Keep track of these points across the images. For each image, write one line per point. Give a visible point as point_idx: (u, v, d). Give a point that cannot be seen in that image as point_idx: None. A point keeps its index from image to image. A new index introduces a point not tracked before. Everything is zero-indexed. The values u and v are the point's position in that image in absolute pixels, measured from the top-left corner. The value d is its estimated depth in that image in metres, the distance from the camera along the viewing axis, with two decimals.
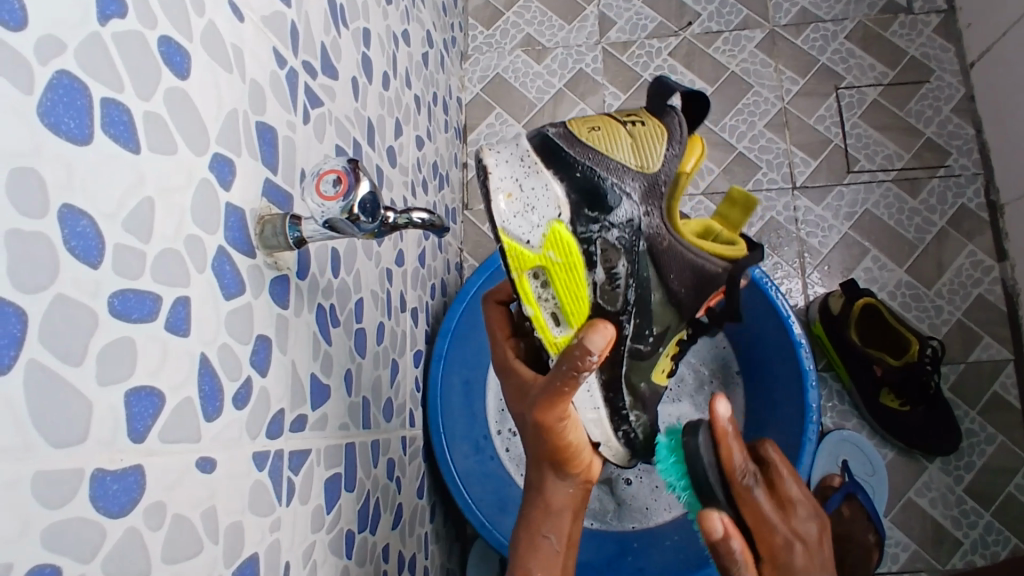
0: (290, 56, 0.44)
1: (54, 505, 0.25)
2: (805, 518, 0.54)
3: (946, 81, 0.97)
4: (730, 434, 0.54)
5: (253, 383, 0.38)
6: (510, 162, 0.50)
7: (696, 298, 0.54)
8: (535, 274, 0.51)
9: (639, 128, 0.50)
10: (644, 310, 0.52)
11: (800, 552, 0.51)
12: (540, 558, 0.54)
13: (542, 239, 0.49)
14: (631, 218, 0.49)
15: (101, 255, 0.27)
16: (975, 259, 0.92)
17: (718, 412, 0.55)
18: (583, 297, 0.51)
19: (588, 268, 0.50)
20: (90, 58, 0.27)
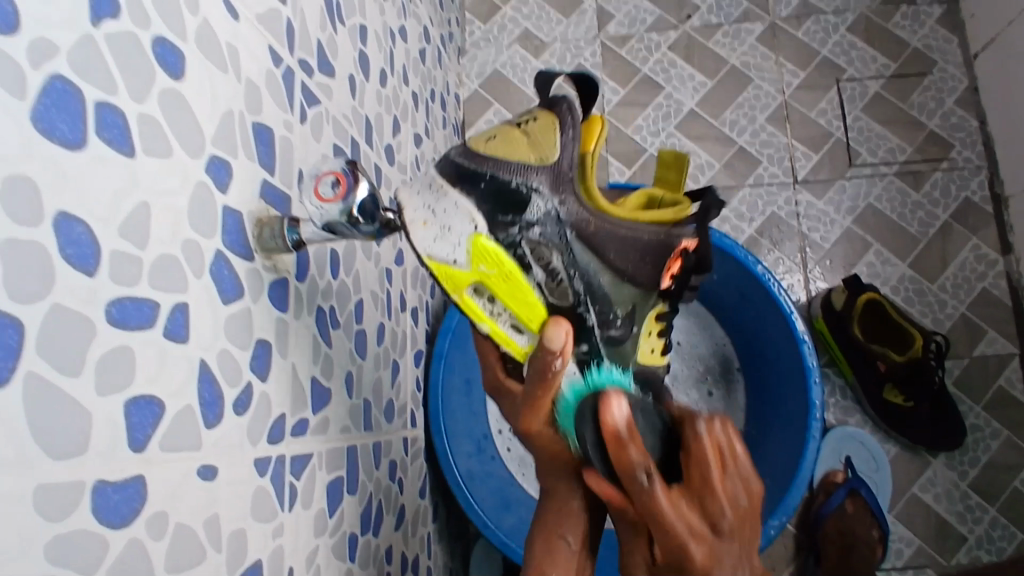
0: (285, 54, 0.43)
1: (55, 519, 0.24)
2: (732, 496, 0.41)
3: (948, 73, 0.96)
4: (624, 439, 0.41)
5: (254, 389, 0.37)
6: (421, 192, 0.49)
7: (651, 267, 0.54)
8: (475, 291, 0.50)
9: (533, 125, 0.51)
10: (597, 296, 0.53)
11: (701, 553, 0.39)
12: (560, 562, 0.48)
13: (468, 256, 0.49)
14: (548, 212, 0.50)
15: (97, 263, 0.27)
16: (979, 253, 0.91)
17: (610, 412, 0.42)
18: (531, 300, 0.50)
19: (524, 271, 0.50)
20: (82, 59, 0.27)
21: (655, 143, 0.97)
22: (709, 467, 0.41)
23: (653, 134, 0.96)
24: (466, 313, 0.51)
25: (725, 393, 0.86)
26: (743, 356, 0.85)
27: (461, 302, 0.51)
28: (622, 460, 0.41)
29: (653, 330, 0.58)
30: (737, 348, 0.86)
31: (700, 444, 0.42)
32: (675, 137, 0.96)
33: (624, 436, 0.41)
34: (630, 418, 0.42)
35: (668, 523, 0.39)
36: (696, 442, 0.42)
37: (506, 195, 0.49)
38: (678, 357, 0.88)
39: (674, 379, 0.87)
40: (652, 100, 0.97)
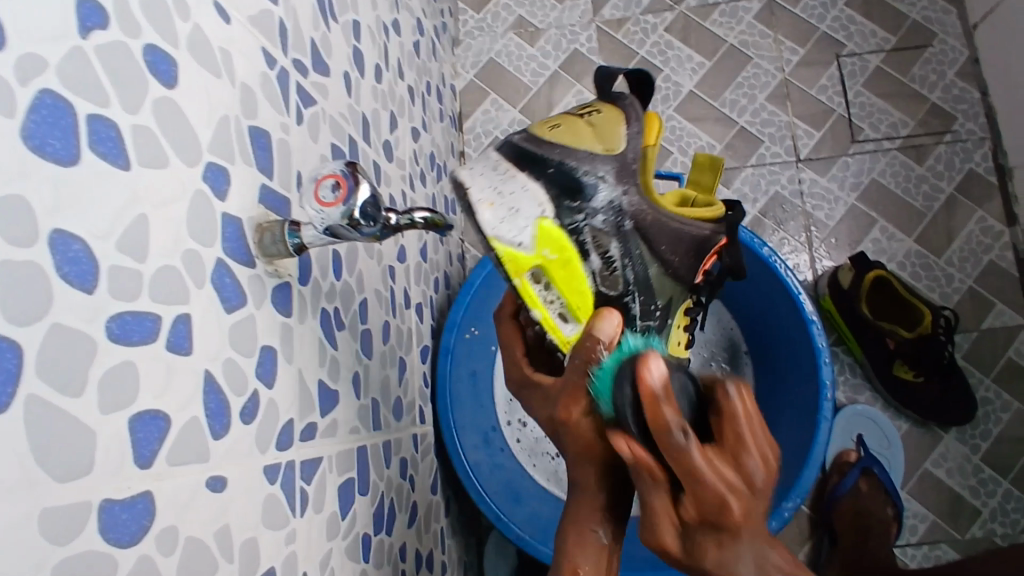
0: (279, 55, 0.42)
1: (63, 541, 0.24)
2: (757, 465, 0.38)
3: (948, 44, 0.95)
4: (658, 398, 0.38)
5: (260, 396, 0.37)
6: (486, 175, 0.51)
7: (694, 263, 0.55)
8: (533, 276, 0.51)
9: (597, 118, 0.53)
10: (646, 287, 0.53)
11: (736, 506, 0.36)
12: (592, 558, 0.44)
13: (533, 239, 0.50)
14: (611, 200, 0.51)
15: (96, 280, 0.26)
16: (984, 225, 0.90)
17: (648, 370, 0.39)
18: (584, 288, 0.52)
19: (582, 259, 0.51)
20: (71, 72, 0.26)
21: None
22: (744, 422, 0.38)
23: None
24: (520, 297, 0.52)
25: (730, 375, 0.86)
26: (751, 340, 0.85)
27: (518, 285, 0.51)
28: (656, 417, 0.38)
29: (681, 326, 0.60)
30: (744, 330, 0.85)
31: (731, 406, 0.39)
32: (675, 120, 0.95)
33: (659, 394, 0.38)
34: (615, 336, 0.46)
35: (703, 480, 0.36)
36: (728, 399, 0.39)
37: (575, 180, 0.50)
38: None
39: None
40: None
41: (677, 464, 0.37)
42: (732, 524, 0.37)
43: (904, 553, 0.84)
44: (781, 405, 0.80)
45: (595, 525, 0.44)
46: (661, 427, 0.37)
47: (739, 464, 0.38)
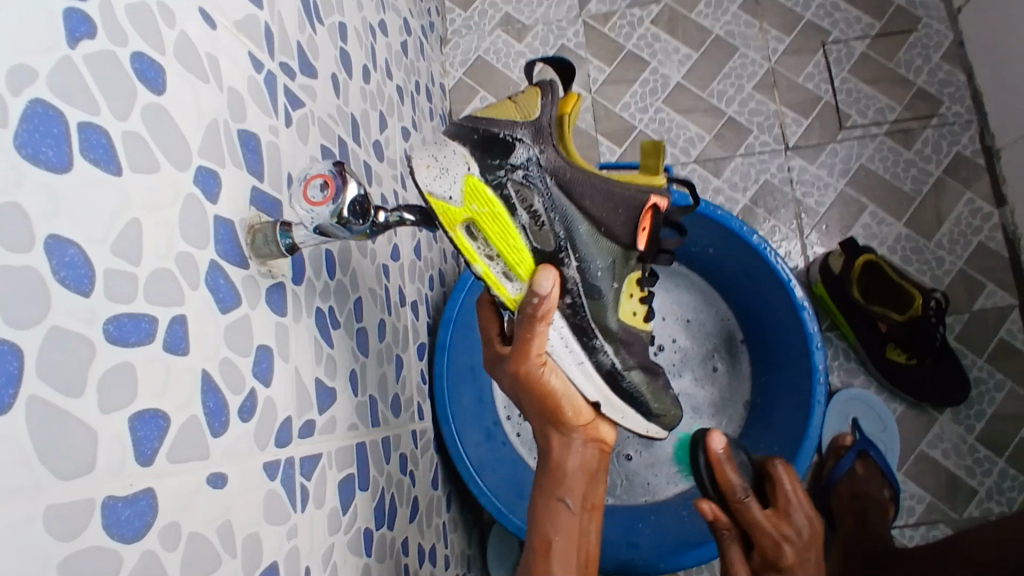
0: (266, 59, 0.43)
1: (67, 537, 0.25)
2: (799, 523, 0.68)
3: (933, 28, 0.96)
4: (722, 467, 0.69)
5: (258, 394, 0.37)
6: (422, 146, 0.49)
7: (625, 220, 0.55)
8: (469, 231, 0.50)
9: (520, 97, 0.53)
10: (577, 243, 0.53)
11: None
12: (559, 521, 0.54)
13: (461, 193, 0.48)
14: (529, 159, 0.50)
15: (92, 283, 0.27)
16: (973, 207, 0.91)
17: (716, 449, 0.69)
18: (517, 243, 0.51)
19: (512, 214, 0.50)
20: (61, 82, 0.27)
21: (644, 119, 0.96)
22: (787, 486, 0.69)
23: (641, 110, 0.96)
24: (460, 252, 0.50)
25: (729, 368, 0.87)
26: (745, 328, 0.86)
27: (455, 239, 0.49)
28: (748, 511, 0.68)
29: (633, 291, 0.60)
30: (740, 322, 0.86)
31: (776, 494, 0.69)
32: (664, 112, 0.96)
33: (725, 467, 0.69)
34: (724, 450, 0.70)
35: (762, 530, 0.67)
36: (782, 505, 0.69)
37: (495, 141, 0.49)
38: (687, 335, 0.88)
39: (679, 359, 0.88)
40: (638, 75, 0.97)
41: (749, 521, 0.68)
42: (787, 563, 0.66)
43: (901, 534, 0.85)
44: (776, 391, 0.81)
45: (564, 495, 0.54)
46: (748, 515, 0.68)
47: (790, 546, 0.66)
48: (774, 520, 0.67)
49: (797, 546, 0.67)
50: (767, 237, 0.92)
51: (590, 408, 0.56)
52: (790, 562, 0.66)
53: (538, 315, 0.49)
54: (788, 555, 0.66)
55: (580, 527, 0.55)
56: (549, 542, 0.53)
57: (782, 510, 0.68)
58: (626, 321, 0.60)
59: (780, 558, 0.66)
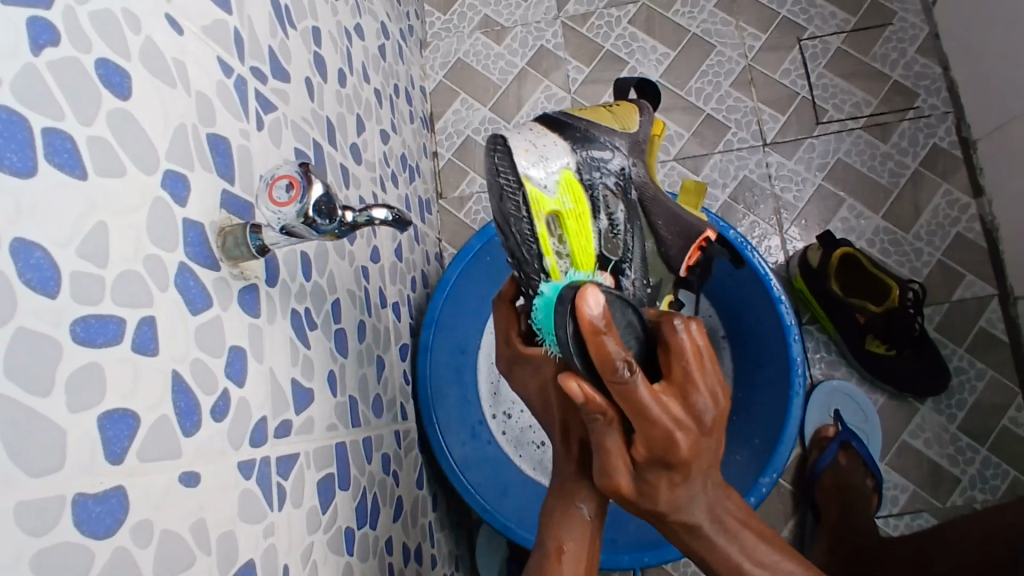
0: (236, 63, 0.44)
1: (39, 533, 0.25)
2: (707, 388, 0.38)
3: (908, 22, 0.97)
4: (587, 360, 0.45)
5: (231, 395, 0.38)
6: (523, 132, 0.54)
7: (681, 248, 0.60)
8: (549, 224, 0.53)
9: (616, 110, 0.61)
10: (641, 257, 0.59)
11: (681, 441, 0.38)
12: (575, 526, 0.45)
13: (557, 184, 0.53)
14: (622, 169, 0.57)
15: (58, 285, 0.27)
16: (951, 198, 0.92)
17: (586, 305, 0.38)
18: (587, 246, 0.55)
19: (593, 217, 0.55)
20: (24, 87, 0.27)
21: None
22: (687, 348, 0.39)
23: None
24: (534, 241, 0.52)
25: None
26: (727, 324, 0.86)
27: (539, 228, 0.52)
28: (602, 352, 0.37)
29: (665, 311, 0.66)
30: (721, 318, 0.87)
31: (678, 344, 0.39)
32: None
33: (600, 328, 0.38)
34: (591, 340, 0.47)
35: (651, 416, 0.37)
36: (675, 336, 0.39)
37: (593, 145, 0.56)
38: None
39: None
40: (616, 75, 0.98)
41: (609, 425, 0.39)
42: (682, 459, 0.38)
43: (886, 524, 0.86)
44: (758, 384, 0.81)
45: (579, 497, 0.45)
46: (605, 361, 0.37)
47: (690, 394, 0.38)
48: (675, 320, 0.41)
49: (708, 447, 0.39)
50: (747, 232, 0.93)
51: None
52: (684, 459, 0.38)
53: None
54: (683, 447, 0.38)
55: (597, 537, 0.45)
56: (562, 549, 0.44)
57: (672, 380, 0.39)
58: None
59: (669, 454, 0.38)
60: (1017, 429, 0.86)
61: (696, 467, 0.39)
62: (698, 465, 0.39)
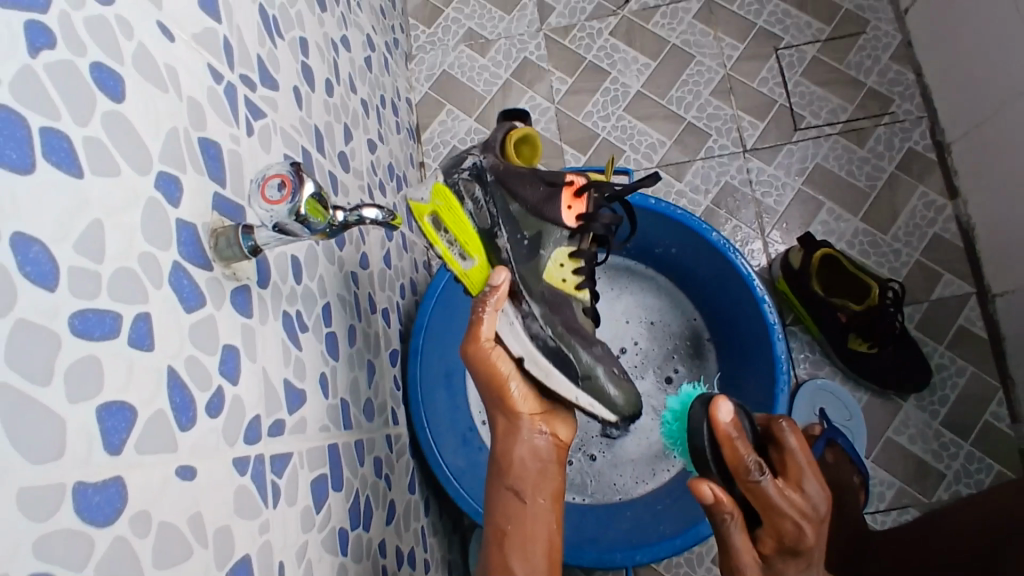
0: (226, 71, 0.45)
1: (39, 519, 0.26)
2: (815, 495, 0.52)
3: (881, 30, 1.00)
4: (733, 439, 0.52)
5: (225, 392, 0.38)
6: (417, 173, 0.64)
7: (552, 203, 0.60)
8: (434, 223, 0.60)
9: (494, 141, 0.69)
10: (509, 219, 0.60)
11: (807, 531, 0.51)
12: (513, 512, 0.55)
13: (429, 192, 0.60)
14: (475, 161, 0.61)
15: (56, 279, 0.28)
16: (927, 199, 0.94)
17: (720, 415, 0.53)
18: (468, 227, 0.60)
19: (462, 203, 0.60)
20: (22, 88, 0.28)
21: (606, 127, 0.99)
22: (800, 456, 0.54)
23: (604, 118, 0.99)
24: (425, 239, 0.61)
25: (693, 369, 0.89)
26: (712, 327, 0.88)
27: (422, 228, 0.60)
28: (736, 459, 0.52)
29: (566, 262, 0.62)
30: (707, 321, 0.89)
31: (789, 445, 0.54)
32: (625, 119, 0.99)
33: (734, 436, 0.52)
34: (733, 420, 0.54)
35: (781, 510, 0.51)
36: (785, 438, 0.55)
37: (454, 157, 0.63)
38: (655, 338, 0.91)
39: (645, 361, 0.90)
40: (599, 85, 1.00)
41: (762, 500, 0.51)
42: (804, 549, 0.51)
43: (874, 520, 0.87)
44: (744, 384, 0.82)
45: (519, 490, 0.55)
46: (740, 466, 0.52)
47: (806, 494, 0.52)
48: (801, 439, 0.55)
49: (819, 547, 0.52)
50: (730, 236, 0.95)
51: (538, 400, 0.58)
52: (809, 546, 0.51)
53: (491, 303, 0.55)
54: (811, 538, 0.51)
55: (539, 519, 0.55)
56: (504, 532, 0.54)
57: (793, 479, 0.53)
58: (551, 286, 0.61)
59: (794, 542, 0.51)
60: (1000, 424, 0.88)
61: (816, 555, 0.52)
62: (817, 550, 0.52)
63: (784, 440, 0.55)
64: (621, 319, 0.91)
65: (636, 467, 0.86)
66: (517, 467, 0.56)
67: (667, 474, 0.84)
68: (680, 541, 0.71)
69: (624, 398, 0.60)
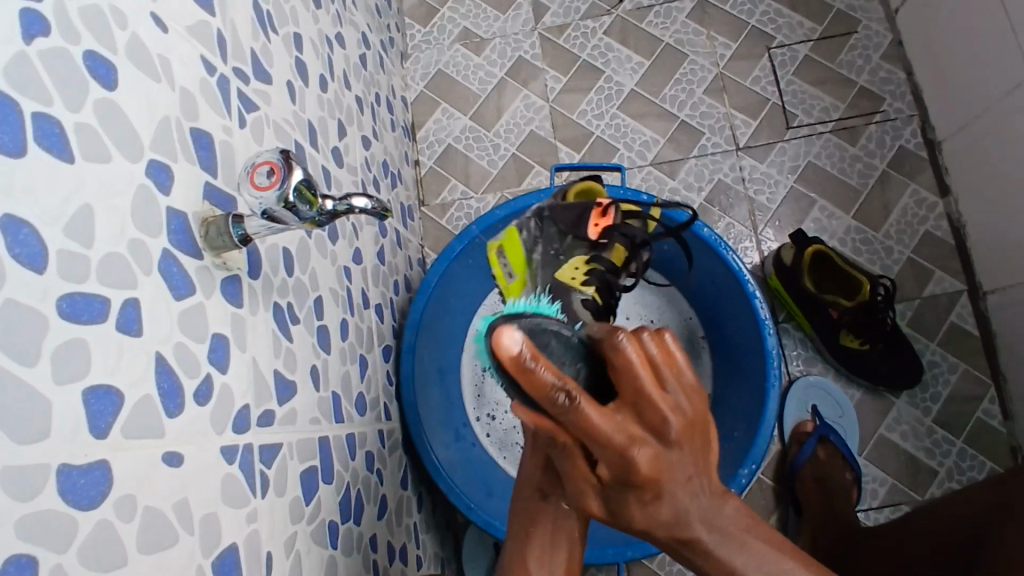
0: (218, 63, 0.45)
1: (24, 500, 0.26)
2: (668, 411, 0.35)
3: (872, 29, 1.00)
4: (526, 364, 0.34)
5: (214, 380, 0.39)
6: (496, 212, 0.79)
7: (580, 221, 0.74)
8: (497, 254, 0.74)
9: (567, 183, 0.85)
10: (547, 238, 0.73)
11: (644, 458, 0.34)
12: (534, 512, 0.44)
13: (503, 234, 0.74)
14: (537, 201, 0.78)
15: (46, 261, 0.28)
16: (918, 197, 0.95)
17: (502, 344, 0.35)
18: (518, 251, 0.72)
19: (519, 231, 0.74)
20: (14, 71, 0.28)
21: (600, 125, 0.99)
22: (640, 372, 0.35)
23: (597, 116, 0.99)
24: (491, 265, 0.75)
25: None
26: (706, 325, 0.88)
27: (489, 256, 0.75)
28: (537, 385, 0.34)
29: (580, 265, 0.73)
30: (701, 319, 0.89)
31: (627, 356, 0.35)
32: (619, 118, 0.99)
33: (526, 360, 0.35)
34: (525, 343, 0.35)
35: (605, 440, 0.34)
36: (620, 348, 0.35)
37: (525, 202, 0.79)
38: None
39: None
40: (593, 84, 1.00)
41: (577, 427, 0.34)
42: (645, 478, 0.35)
43: (866, 517, 0.87)
44: (737, 381, 0.83)
45: (545, 491, 0.44)
46: (541, 394, 0.34)
47: (657, 412, 0.34)
48: (652, 361, 0.36)
49: (672, 479, 0.35)
50: (723, 234, 0.95)
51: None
52: (648, 477, 0.35)
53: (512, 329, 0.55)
54: (648, 464, 0.34)
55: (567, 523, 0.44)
56: (526, 532, 0.45)
57: (631, 404, 0.35)
58: (563, 280, 0.71)
59: (627, 472, 0.34)
60: (992, 421, 0.88)
61: (670, 483, 0.36)
62: (683, 462, 0.35)
63: (620, 351, 0.35)
64: (621, 316, 0.91)
65: None
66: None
67: None
68: None
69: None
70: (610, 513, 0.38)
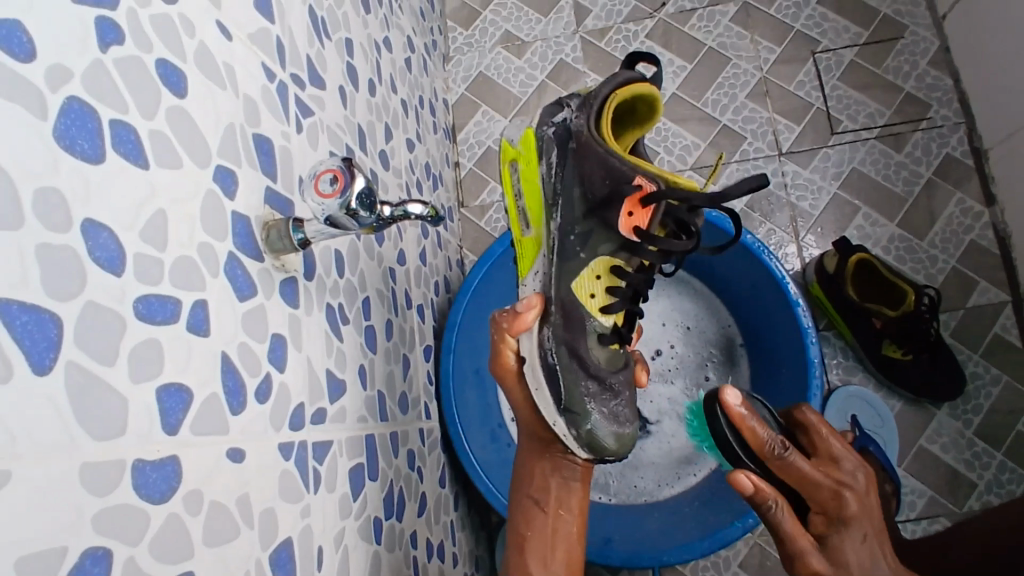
0: (278, 69, 0.46)
1: (101, 494, 0.27)
2: (851, 470, 0.57)
3: (920, 35, 0.99)
4: (746, 416, 0.58)
5: (273, 379, 0.40)
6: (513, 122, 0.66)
7: (607, 192, 0.57)
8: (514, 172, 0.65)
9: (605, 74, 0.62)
10: (569, 201, 0.59)
11: (860, 477, 0.56)
12: (532, 521, 0.60)
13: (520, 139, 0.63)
14: (564, 117, 0.60)
15: (122, 264, 0.30)
16: (964, 206, 0.93)
17: (729, 398, 0.59)
18: (536, 191, 0.62)
19: (539, 161, 0.61)
20: (95, 83, 0.29)
21: None
22: (880, 523, 0.54)
23: None
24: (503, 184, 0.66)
25: (724, 376, 0.89)
26: (745, 332, 0.88)
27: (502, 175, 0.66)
28: (757, 439, 0.57)
29: (600, 272, 0.60)
30: (740, 327, 0.89)
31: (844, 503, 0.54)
32: (660, 121, 0.99)
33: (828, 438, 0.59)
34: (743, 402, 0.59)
35: (850, 502, 0.54)
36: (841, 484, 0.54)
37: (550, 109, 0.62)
38: (687, 342, 0.91)
39: (676, 364, 0.90)
40: None
41: (795, 475, 0.56)
42: (852, 516, 0.53)
43: (904, 529, 0.86)
44: (775, 388, 0.82)
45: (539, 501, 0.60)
46: (762, 446, 0.57)
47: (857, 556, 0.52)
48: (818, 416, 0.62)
49: (869, 516, 0.54)
50: (763, 240, 0.94)
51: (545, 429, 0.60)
52: (854, 514, 0.53)
53: (506, 330, 0.57)
54: (851, 506, 0.53)
55: (557, 527, 0.60)
56: (524, 537, 0.60)
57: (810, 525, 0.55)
58: (575, 297, 0.60)
59: (845, 511, 0.53)
60: None
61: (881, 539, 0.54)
62: (865, 523, 0.53)
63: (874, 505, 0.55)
64: (658, 322, 0.92)
65: (658, 470, 0.86)
66: (547, 484, 0.60)
67: (694, 478, 0.84)
68: (707, 544, 0.71)
69: (616, 441, 0.59)
70: (832, 563, 0.52)
